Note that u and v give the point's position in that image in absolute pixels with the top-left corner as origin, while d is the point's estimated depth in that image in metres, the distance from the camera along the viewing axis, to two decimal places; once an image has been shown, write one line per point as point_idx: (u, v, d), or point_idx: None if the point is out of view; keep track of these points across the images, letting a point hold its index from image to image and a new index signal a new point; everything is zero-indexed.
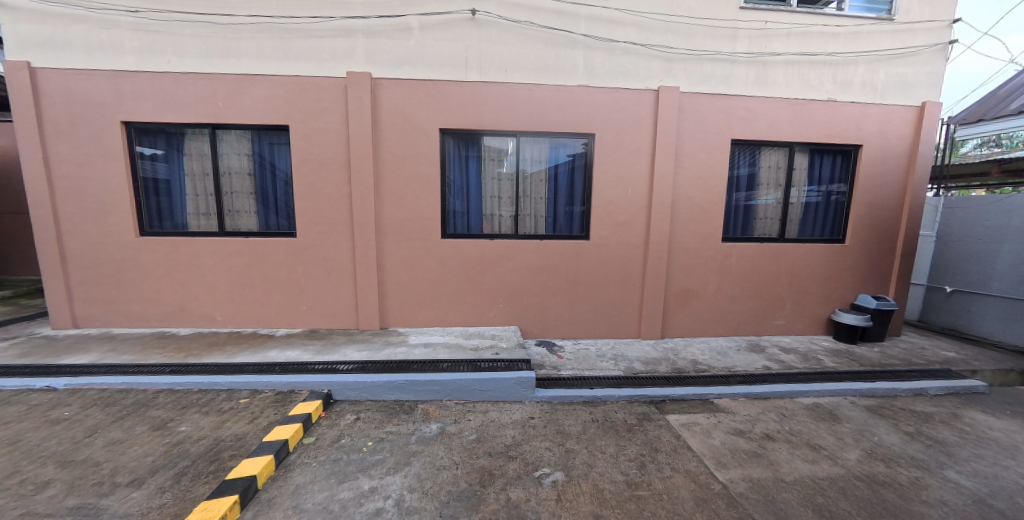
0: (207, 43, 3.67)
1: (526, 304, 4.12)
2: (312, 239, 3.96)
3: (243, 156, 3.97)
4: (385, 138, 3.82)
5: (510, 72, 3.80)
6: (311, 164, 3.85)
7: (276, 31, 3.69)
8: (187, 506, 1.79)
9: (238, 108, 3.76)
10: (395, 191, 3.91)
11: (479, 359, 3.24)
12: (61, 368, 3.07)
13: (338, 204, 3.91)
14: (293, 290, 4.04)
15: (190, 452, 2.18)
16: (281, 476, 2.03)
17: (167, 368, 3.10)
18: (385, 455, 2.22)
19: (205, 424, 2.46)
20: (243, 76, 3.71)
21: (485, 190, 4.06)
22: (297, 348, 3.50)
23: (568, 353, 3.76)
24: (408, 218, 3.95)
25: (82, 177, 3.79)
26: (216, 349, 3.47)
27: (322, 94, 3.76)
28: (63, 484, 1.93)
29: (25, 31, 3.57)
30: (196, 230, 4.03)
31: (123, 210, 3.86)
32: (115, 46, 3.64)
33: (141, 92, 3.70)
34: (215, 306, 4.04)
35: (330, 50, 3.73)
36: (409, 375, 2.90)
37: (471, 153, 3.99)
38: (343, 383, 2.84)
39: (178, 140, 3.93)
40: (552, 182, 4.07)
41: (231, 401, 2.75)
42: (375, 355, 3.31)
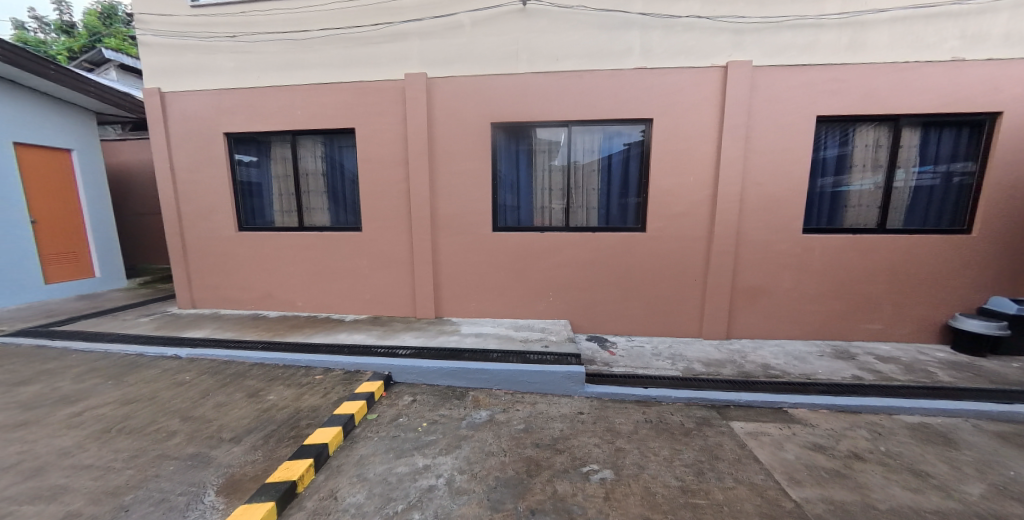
0: (285, 56, 4.06)
1: (576, 298, 4.04)
2: (375, 232, 4.23)
3: (318, 159, 4.34)
4: (440, 134, 3.95)
5: (560, 61, 3.71)
6: (373, 162, 4.10)
7: (341, 41, 3.97)
8: (273, 463, 2.02)
9: (311, 113, 4.11)
10: (449, 186, 4.03)
11: (528, 351, 3.26)
12: (180, 340, 3.64)
13: (397, 200, 4.13)
14: (358, 279, 4.36)
15: (275, 418, 2.47)
16: (348, 446, 2.22)
17: (257, 344, 3.53)
18: (437, 436, 2.31)
19: (287, 395, 2.76)
20: (314, 85, 4.05)
21: (536, 183, 4.04)
22: (361, 333, 3.79)
23: (621, 349, 3.63)
24: (461, 212, 4.06)
25: (193, 181, 4.44)
26: (296, 330, 3.88)
27: (382, 97, 3.98)
28: (182, 434, 2.30)
29: (153, 62, 4.27)
30: (280, 226, 4.51)
31: (223, 208, 4.45)
32: (216, 67, 4.18)
33: (235, 106, 4.21)
34: (295, 293, 4.50)
35: (387, 53, 3.93)
36: (460, 363, 3.00)
37: (521, 147, 3.99)
38: (401, 366, 3.02)
39: (266, 148, 4.41)
40: (605, 172, 3.93)
41: (307, 376, 3.06)
42: (430, 342, 3.47)
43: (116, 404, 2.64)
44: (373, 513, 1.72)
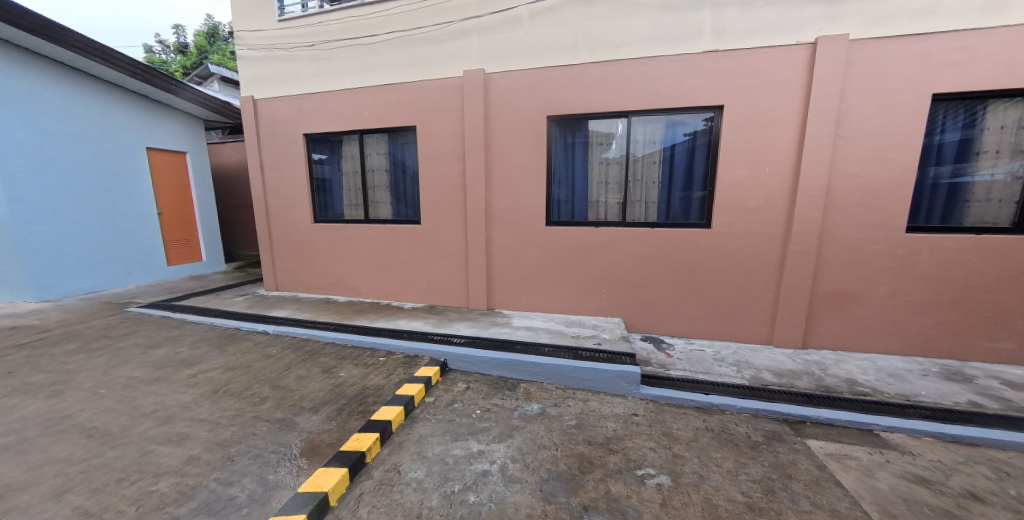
0: (356, 59, 4.35)
1: (631, 296, 3.90)
2: (432, 225, 4.41)
3: (381, 155, 4.61)
4: (497, 129, 4.00)
5: (621, 48, 3.56)
6: (432, 158, 4.27)
7: (406, 42, 4.16)
8: (345, 434, 2.22)
9: (377, 112, 4.37)
10: (504, 180, 4.08)
11: (579, 347, 3.22)
12: (267, 318, 4.11)
13: (454, 195, 4.27)
14: (417, 270, 4.59)
15: (346, 393, 2.70)
16: (408, 425, 2.36)
17: (329, 325, 3.87)
18: (490, 424, 2.38)
19: (355, 373, 3.00)
20: (381, 85, 4.30)
21: (592, 176, 3.94)
22: (418, 321, 4.00)
23: (678, 352, 3.44)
24: (516, 206, 4.09)
25: (278, 177, 4.96)
26: (362, 315, 4.20)
27: (441, 95, 4.11)
28: (271, 400, 2.60)
29: (249, 74, 4.84)
30: (350, 218, 4.88)
31: (302, 202, 4.92)
32: (298, 74, 4.61)
33: (312, 109, 4.62)
34: (360, 280, 4.86)
35: (448, 51, 4.05)
36: (513, 355, 3.04)
37: (578, 139, 3.91)
38: (456, 354, 3.14)
39: (338, 146, 4.77)
40: (667, 164, 3.72)
41: (372, 357, 3.30)
42: (483, 333, 3.57)
43: (221, 369, 3.06)
44: (432, 490, 1.82)
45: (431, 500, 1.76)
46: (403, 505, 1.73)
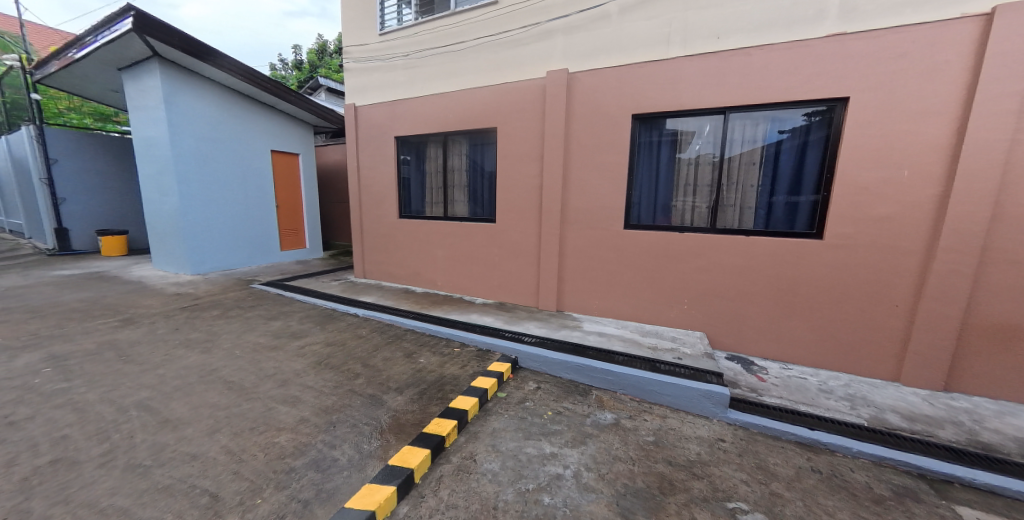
0: (446, 66, 4.61)
1: (717, 309, 3.56)
2: (507, 224, 4.50)
3: (462, 156, 4.81)
4: (577, 129, 3.95)
5: (721, 39, 3.26)
6: (511, 158, 4.36)
7: (492, 47, 4.30)
8: (426, 417, 2.36)
9: (462, 115, 4.58)
10: (581, 180, 4.00)
11: (657, 359, 3.03)
12: (359, 302, 4.58)
13: (530, 195, 4.31)
14: (490, 266, 4.72)
15: (425, 378, 2.88)
16: (482, 417, 2.44)
17: (410, 313, 4.17)
18: (562, 427, 2.35)
19: (433, 361, 3.19)
20: (467, 89, 4.51)
21: (678, 178, 3.67)
22: (490, 316, 4.12)
23: (773, 376, 3.05)
24: (592, 207, 3.99)
25: (373, 176, 5.48)
26: (438, 306, 4.45)
27: (523, 96, 4.17)
28: (363, 377, 2.87)
29: (353, 83, 5.41)
30: (430, 215, 5.19)
31: (392, 198, 5.37)
32: (393, 82, 5.04)
33: (404, 113, 5.00)
34: (437, 273, 5.16)
35: (532, 53, 4.09)
36: (585, 360, 2.97)
37: (664, 138, 3.68)
38: (527, 353, 3.17)
39: (424, 147, 5.10)
40: (769, 165, 3.32)
41: (447, 347, 3.48)
42: (553, 335, 3.54)
43: (322, 344, 3.49)
44: (507, 484, 1.86)
45: (506, 494, 1.80)
46: (480, 494, 1.79)
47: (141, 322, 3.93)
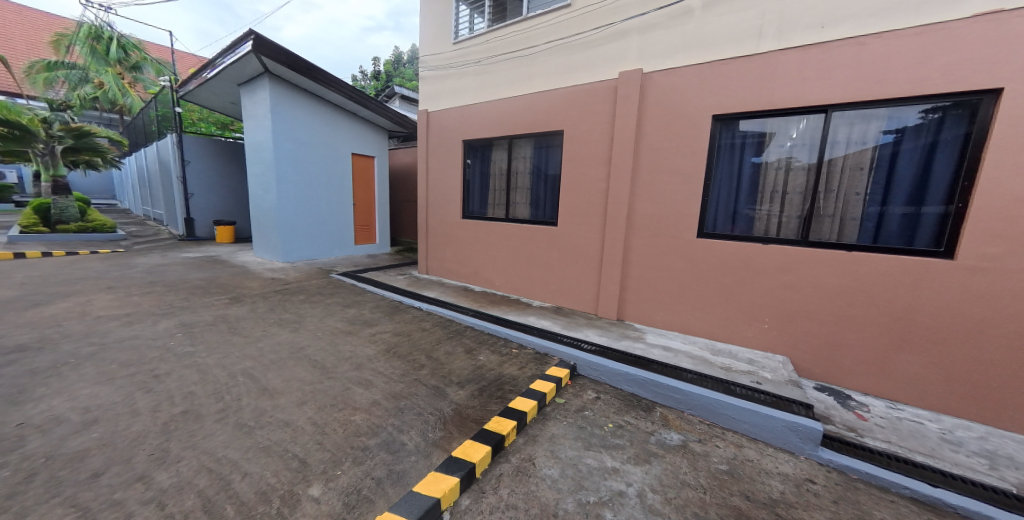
0: (516, 70, 4.69)
1: (806, 332, 3.15)
2: (570, 228, 4.43)
3: (526, 159, 4.83)
4: (650, 131, 3.77)
5: (826, 29, 2.90)
6: (577, 161, 4.29)
7: (563, 50, 4.28)
8: (486, 414, 2.39)
9: (529, 118, 4.62)
10: (651, 185, 3.81)
11: (732, 380, 2.76)
12: (423, 297, 4.82)
13: (595, 199, 4.20)
14: (550, 270, 4.68)
15: (485, 376, 2.93)
16: (541, 421, 2.41)
17: (470, 311, 4.30)
18: (624, 442, 2.24)
19: (492, 359, 3.24)
20: (535, 93, 4.54)
21: (764, 184, 3.33)
22: (548, 320, 4.09)
23: (878, 416, 2.62)
24: (662, 214, 3.77)
25: (441, 178, 5.74)
26: (497, 306, 4.52)
27: (592, 98, 4.09)
28: (427, 368, 3.01)
29: (427, 90, 5.73)
30: (491, 217, 5.29)
31: (457, 200, 5.58)
32: (465, 88, 5.24)
33: (473, 117, 5.18)
34: (496, 274, 5.24)
35: (604, 55, 4.00)
36: (650, 374, 2.81)
37: (749, 140, 3.36)
38: (587, 360, 3.08)
39: (490, 150, 5.21)
40: (882, 171, 2.88)
41: (506, 347, 3.51)
42: (614, 344, 3.41)
43: (390, 333, 3.72)
44: (567, 493, 1.81)
45: (566, 503, 1.75)
46: (540, 499, 1.77)
47: (245, 300, 4.53)
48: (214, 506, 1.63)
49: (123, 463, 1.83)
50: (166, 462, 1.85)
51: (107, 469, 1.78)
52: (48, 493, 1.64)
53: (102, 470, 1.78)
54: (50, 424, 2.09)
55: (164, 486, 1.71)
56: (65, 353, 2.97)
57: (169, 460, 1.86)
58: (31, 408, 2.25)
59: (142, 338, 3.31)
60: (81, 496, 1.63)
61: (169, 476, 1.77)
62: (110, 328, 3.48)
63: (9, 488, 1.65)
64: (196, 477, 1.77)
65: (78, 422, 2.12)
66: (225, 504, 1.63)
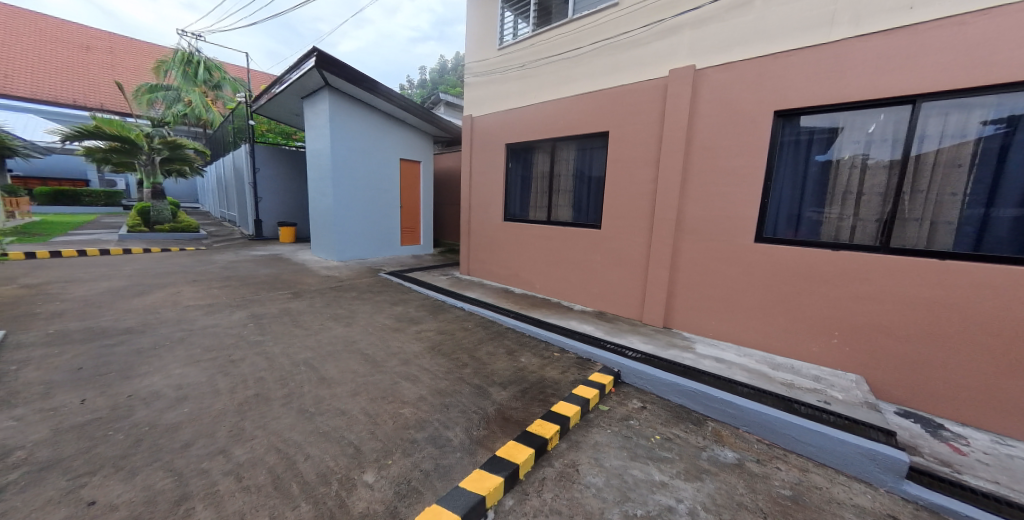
0: (560, 73, 4.67)
1: (884, 349, 2.82)
2: (614, 231, 4.32)
3: (569, 161, 4.77)
4: (702, 130, 3.58)
5: (912, 10, 2.59)
6: (623, 163, 4.17)
7: (609, 50, 4.20)
8: (528, 417, 2.38)
9: (573, 120, 4.57)
10: (703, 186, 3.61)
11: (795, 398, 2.54)
12: (465, 297, 4.91)
13: (642, 201, 4.06)
14: (592, 274, 4.58)
15: (527, 378, 2.92)
16: (584, 428, 2.36)
17: (511, 312, 4.32)
18: (673, 456, 2.13)
19: (534, 362, 3.23)
20: (579, 95, 4.49)
21: (835, 184, 3.04)
22: (590, 324, 4.01)
23: (976, 449, 2.28)
24: (715, 217, 3.56)
25: (483, 181, 5.83)
26: (538, 309, 4.51)
27: (640, 98, 3.97)
28: (470, 367, 3.06)
29: (472, 96, 5.86)
30: (532, 219, 5.28)
31: (499, 202, 5.64)
32: (508, 93, 5.31)
33: (516, 121, 5.22)
34: (537, 277, 5.22)
35: (653, 53, 3.87)
36: (700, 386, 2.66)
37: (817, 137, 3.08)
38: (632, 368, 2.98)
39: (532, 153, 5.20)
40: (984, 168, 2.51)
41: (547, 350, 3.49)
42: (661, 353, 3.27)
43: (435, 331, 3.84)
44: (613, 504, 1.75)
45: (612, 514, 1.70)
46: (584, 506, 1.73)
47: (305, 296, 4.89)
48: (282, 482, 1.77)
49: (208, 437, 2.05)
50: (242, 439, 2.05)
51: (195, 440, 2.01)
52: (151, 457, 1.88)
53: (192, 441, 2.01)
54: (151, 398, 2.40)
55: (240, 460, 1.90)
56: (160, 336, 3.38)
57: (244, 437, 2.06)
58: (136, 382, 2.59)
59: (221, 326, 3.69)
60: (176, 462, 1.85)
61: (244, 452, 1.95)
62: (195, 316, 3.91)
63: (121, 450, 1.92)
64: (267, 455, 1.94)
65: (172, 398, 2.41)
66: (291, 481, 1.77)
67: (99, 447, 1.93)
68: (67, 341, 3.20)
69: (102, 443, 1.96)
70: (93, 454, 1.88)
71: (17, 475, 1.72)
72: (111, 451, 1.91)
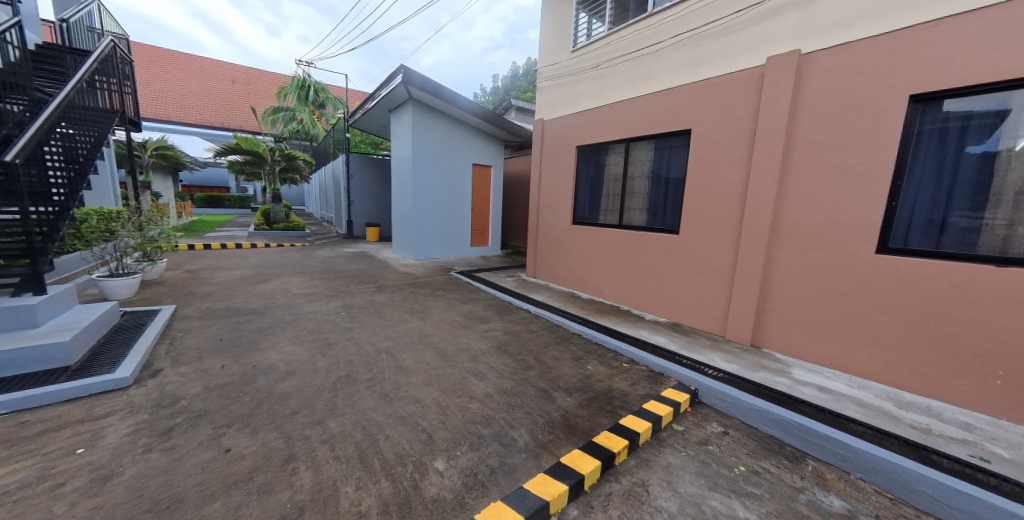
0: (637, 70, 4.44)
1: None
2: (695, 237, 3.97)
3: (646, 162, 4.50)
4: (807, 123, 3.12)
5: None
6: (707, 163, 3.83)
7: (694, 42, 3.89)
8: (594, 427, 2.28)
9: (651, 120, 4.32)
10: (807, 188, 3.14)
11: (930, 447, 2.07)
12: (532, 299, 4.91)
13: (729, 204, 3.67)
14: (667, 281, 4.27)
15: (594, 387, 2.81)
16: (656, 446, 2.19)
17: (578, 318, 4.21)
18: (763, 492, 1.87)
19: (601, 371, 3.09)
20: (659, 92, 4.22)
21: (1004, 182, 2.42)
22: (664, 336, 3.73)
23: None
24: (821, 223, 3.08)
25: (553, 184, 5.79)
26: (606, 316, 4.33)
27: (730, 91, 3.60)
28: (535, 369, 3.04)
29: (544, 100, 5.86)
30: (603, 223, 5.09)
31: (568, 206, 5.55)
32: (581, 95, 5.20)
33: (589, 123, 5.09)
34: (606, 282, 5.02)
35: (747, 41, 3.48)
36: (798, 417, 2.30)
37: (972, 124, 2.49)
38: (712, 388, 2.69)
39: (605, 154, 5.02)
40: None
41: (616, 360, 3.32)
42: (747, 374, 2.91)
43: (502, 331, 3.89)
44: None
45: None
46: None
47: (387, 290, 5.32)
48: (366, 457, 1.93)
49: (310, 408, 2.34)
50: (335, 414, 2.29)
51: (300, 410, 2.31)
52: (268, 419, 2.21)
53: (298, 409, 2.32)
54: (268, 369, 2.81)
55: (334, 431, 2.12)
56: (275, 318, 3.94)
57: (337, 412, 2.31)
58: (258, 355, 3.06)
59: (320, 312, 4.17)
60: (286, 426, 2.15)
61: (337, 425, 2.18)
62: (300, 303, 4.49)
63: (248, 410, 2.30)
64: (354, 430, 2.14)
65: (283, 371, 2.80)
66: (373, 457, 1.92)
67: (233, 405, 2.34)
68: (212, 316, 3.91)
69: (235, 402, 2.37)
70: (229, 411, 2.28)
71: (182, 419, 2.18)
72: (241, 409, 2.30)
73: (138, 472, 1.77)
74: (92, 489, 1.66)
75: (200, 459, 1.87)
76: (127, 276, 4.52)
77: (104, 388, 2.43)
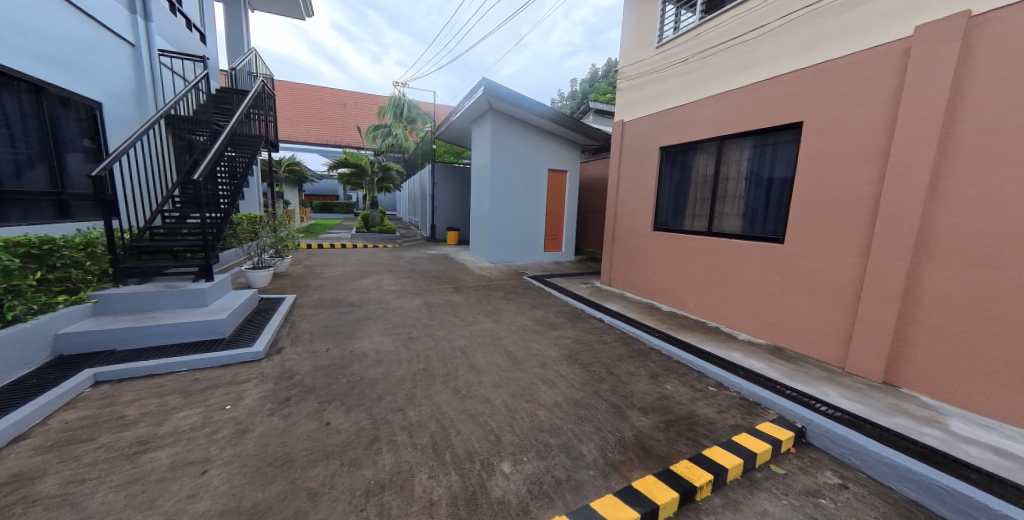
0: (734, 60, 3.96)
1: None
2: (807, 245, 3.37)
3: (742, 161, 3.99)
4: (975, 102, 2.44)
5: None
6: (825, 158, 3.23)
7: (807, 21, 3.34)
8: (672, 454, 2.02)
9: (750, 113, 3.81)
10: (973, 184, 2.45)
11: None
12: (605, 308, 4.65)
13: (855, 206, 3.04)
14: (768, 296, 3.69)
15: (673, 409, 2.51)
16: (749, 488, 1.86)
17: (656, 332, 3.86)
18: None
19: (682, 392, 2.76)
20: (761, 82, 3.70)
21: None
22: (762, 361, 3.21)
23: None
24: (996, 229, 2.37)
25: (632, 187, 5.45)
26: (689, 332, 3.90)
27: (859, 72, 3.00)
28: (608, 382, 2.84)
29: (624, 101, 5.57)
30: (689, 229, 4.62)
31: (648, 210, 5.17)
32: (666, 92, 4.82)
33: (675, 121, 4.69)
34: (690, 294, 4.55)
35: (883, 12, 2.87)
36: (958, 485, 1.76)
37: None
38: (826, 429, 2.22)
39: (692, 153, 4.57)
40: None
41: (700, 382, 2.94)
42: (878, 418, 2.34)
43: (573, 339, 3.74)
44: None
45: None
46: None
47: (464, 290, 5.51)
48: (439, 448, 1.95)
49: (393, 395, 2.47)
50: (414, 403, 2.38)
51: (385, 396, 2.45)
52: (359, 401, 2.38)
53: (383, 395, 2.47)
54: (360, 356, 3.06)
55: (412, 420, 2.20)
56: (368, 311, 4.32)
57: (416, 402, 2.40)
58: (355, 342, 3.37)
59: (404, 308, 4.47)
60: (373, 409, 2.29)
61: (415, 414, 2.26)
62: (388, 299, 4.87)
63: (343, 390, 2.51)
64: (429, 421, 2.20)
65: (372, 359, 3.02)
66: (445, 450, 1.94)
67: (333, 384, 2.58)
68: (319, 306, 4.43)
69: (335, 382, 2.61)
70: (329, 389, 2.52)
71: (296, 391, 2.47)
72: (339, 388, 2.52)
73: (264, 431, 2.04)
74: (233, 439, 1.96)
75: (307, 427, 2.08)
76: (263, 268, 5.33)
77: (244, 358, 2.87)
